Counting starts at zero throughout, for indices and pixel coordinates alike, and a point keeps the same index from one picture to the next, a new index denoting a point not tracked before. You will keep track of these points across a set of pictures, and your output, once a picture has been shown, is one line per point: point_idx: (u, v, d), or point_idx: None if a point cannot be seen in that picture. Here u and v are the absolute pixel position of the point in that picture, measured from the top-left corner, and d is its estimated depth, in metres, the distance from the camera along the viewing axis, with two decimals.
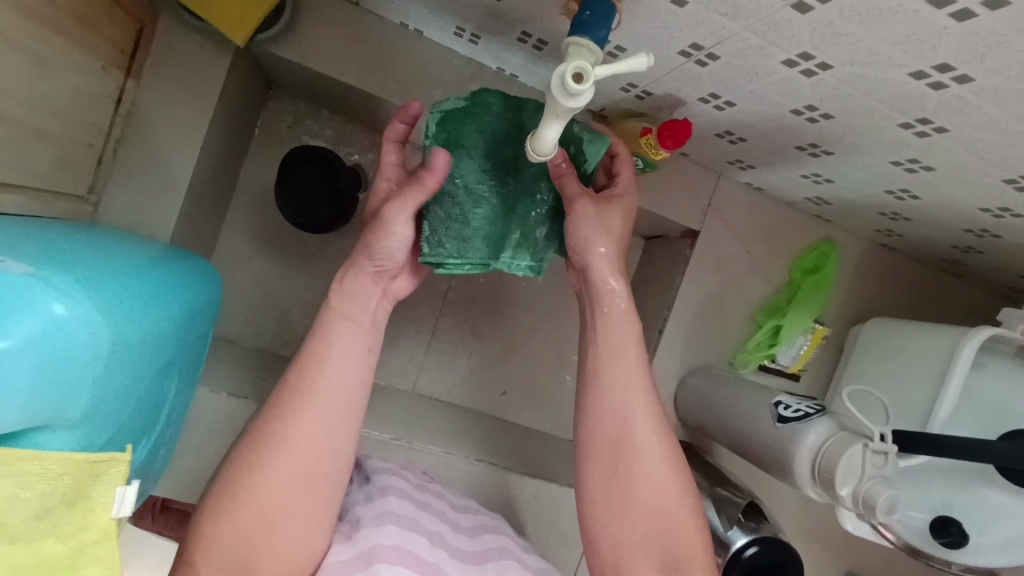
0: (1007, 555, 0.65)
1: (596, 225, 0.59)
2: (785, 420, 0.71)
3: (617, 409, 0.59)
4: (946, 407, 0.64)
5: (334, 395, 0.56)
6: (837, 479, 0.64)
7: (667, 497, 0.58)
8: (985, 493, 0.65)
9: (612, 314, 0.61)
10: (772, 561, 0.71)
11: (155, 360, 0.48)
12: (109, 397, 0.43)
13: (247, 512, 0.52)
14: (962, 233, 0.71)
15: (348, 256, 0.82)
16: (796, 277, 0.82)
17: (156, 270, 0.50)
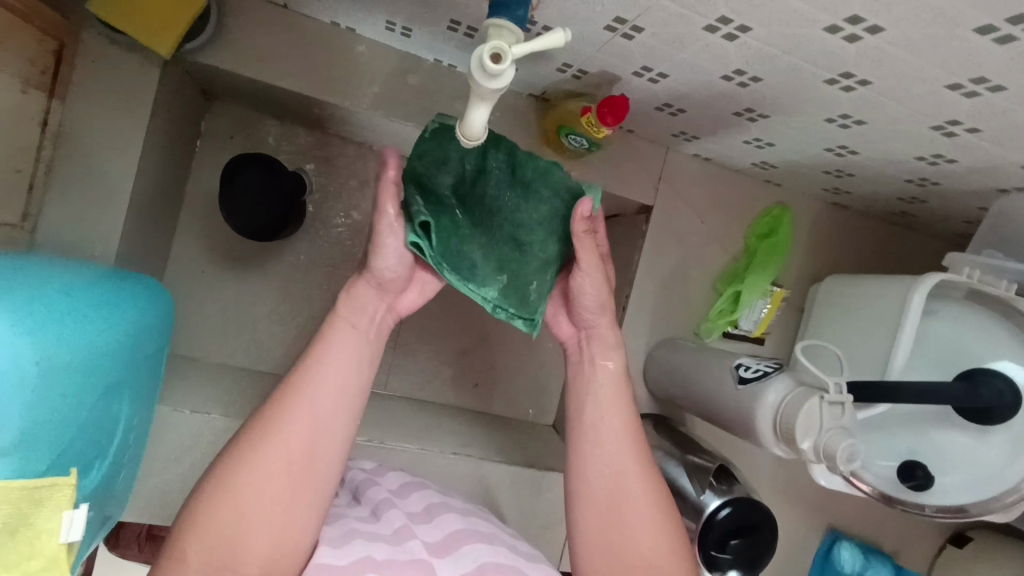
0: (972, 491, 0.78)
1: (602, 284, 0.62)
2: (746, 381, 0.73)
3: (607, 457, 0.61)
4: (901, 355, 0.78)
5: (331, 403, 0.58)
6: (797, 433, 0.64)
7: (636, 511, 0.60)
8: (947, 432, 0.78)
9: (597, 384, 0.64)
10: (746, 520, 0.71)
11: (86, 383, 0.54)
12: (46, 421, 0.50)
13: (241, 504, 0.54)
14: (915, 161, 0.72)
15: (305, 258, 0.95)
16: (753, 242, 0.97)
17: (87, 292, 0.58)
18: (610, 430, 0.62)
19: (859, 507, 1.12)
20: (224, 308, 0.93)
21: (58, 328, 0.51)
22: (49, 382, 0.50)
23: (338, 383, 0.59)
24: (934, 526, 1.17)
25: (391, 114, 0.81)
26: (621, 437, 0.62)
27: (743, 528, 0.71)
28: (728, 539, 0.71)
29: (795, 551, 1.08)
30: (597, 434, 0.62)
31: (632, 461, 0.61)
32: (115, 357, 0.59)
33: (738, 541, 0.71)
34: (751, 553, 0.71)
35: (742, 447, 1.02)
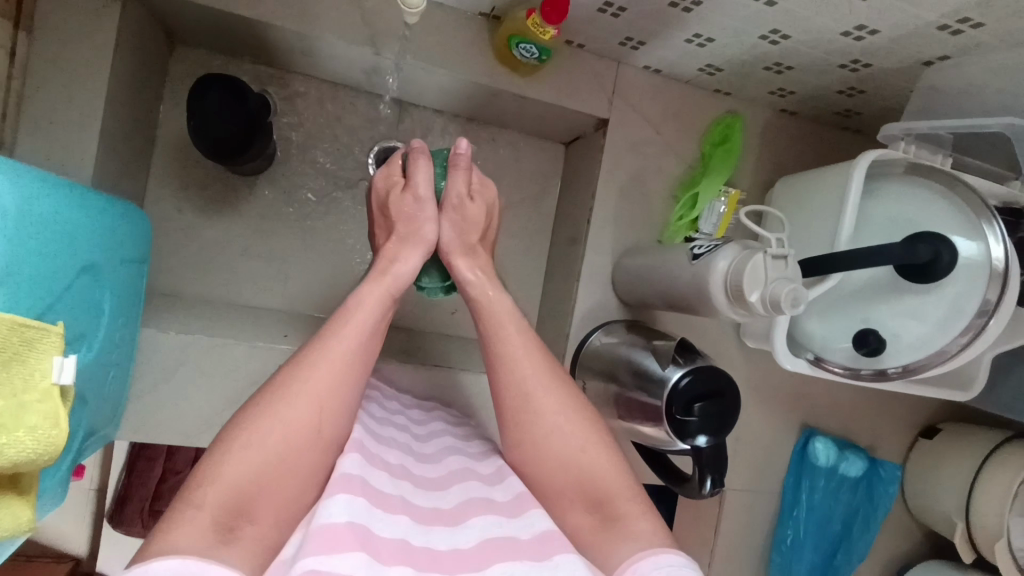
0: (918, 352, 0.83)
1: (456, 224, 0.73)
2: (699, 256, 0.78)
3: (529, 382, 0.65)
4: (847, 229, 0.83)
5: (348, 354, 0.59)
6: (745, 287, 0.69)
7: (588, 436, 0.63)
8: (900, 297, 0.83)
9: (500, 313, 0.69)
10: (704, 385, 0.77)
11: (72, 253, 0.57)
12: (41, 274, 0.52)
13: (264, 454, 0.52)
14: (841, 38, 0.76)
15: (276, 193, 0.99)
16: (708, 149, 1.02)
17: (72, 196, 0.57)
18: (511, 350, 0.66)
19: (830, 405, 1.17)
20: (203, 247, 0.96)
21: (35, 185, 0.51)
22: (29, 237, 0.50)
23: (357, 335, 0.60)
24: (906, 420, 1.22)
25: (345, 36, 0.85)
26: (525, 356, 0.66)
27: (706, 395, 0.77)
28: (692, 405, 0.77)
29: (771, 450, 1.13)
30: (500, 355, 0.67)
31: (538, 373, 0.66)
32: (87, 237, 0.60)
33: (703, 408, 0.76)
34: (715, 419, 0.77)
35: (711, 350, 1.06)
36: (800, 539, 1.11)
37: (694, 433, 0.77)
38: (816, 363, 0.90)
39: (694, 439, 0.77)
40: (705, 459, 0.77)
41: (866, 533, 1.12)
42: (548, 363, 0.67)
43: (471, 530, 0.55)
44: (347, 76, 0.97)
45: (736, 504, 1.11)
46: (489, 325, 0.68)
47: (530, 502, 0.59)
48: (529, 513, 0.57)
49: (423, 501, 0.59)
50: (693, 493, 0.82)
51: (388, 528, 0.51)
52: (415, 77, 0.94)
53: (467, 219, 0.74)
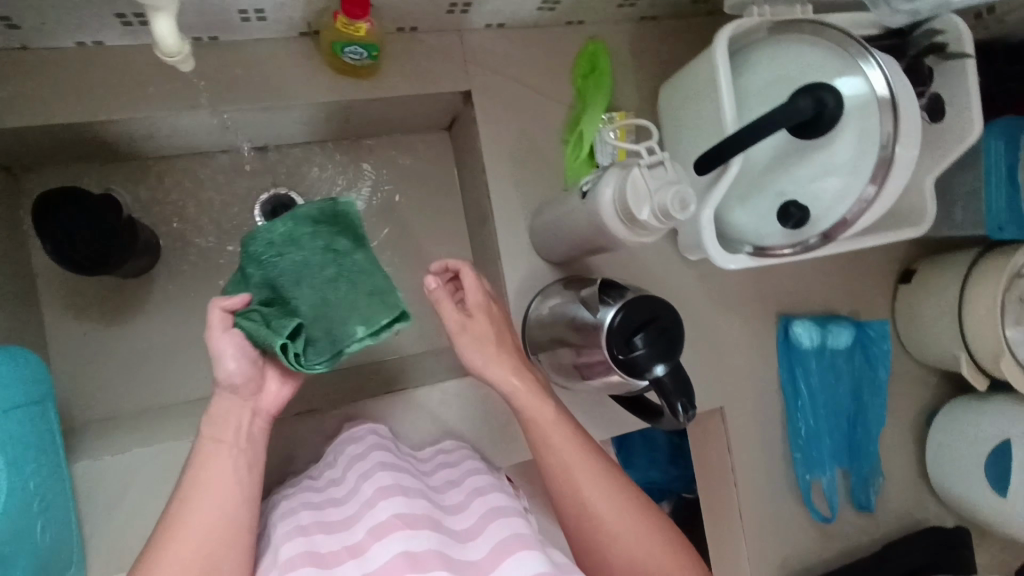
0: (834, 220, 0.82)
1: (475, 342, 0.77)
2: (587, 194, 0.74)
3: (556, 465, 0.72)
4: (729, 111, 0.80)
5: (206, 523, 0.59)
6: (632, 207, 0.65)
7: (607, 492, 0.70)
8: (804, 165, 0.80)
9: (540, 416, 0.75)
10: (641, 314, 0.75)
11: None
12: None
13: None
14: None
15: (176, 282, 0.96)
16: (580, 82, 0.98)
17: None
18: (551, 444, 0.73)
19: (798, 286, 1.13)
20: (124, 358, 0.94)
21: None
22: None
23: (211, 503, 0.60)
24: (880, 273, 1.19)
25: (175, 105, 0.82)
26: (564, 437, 0.73)
27: (646, 324, 0.74)
28: (632, 339, 0.74)
29: (756, 350, 1.10)
30: (541, 452, 0.74)
31: (572, 454, 0.72)
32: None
33: (648, 337, 0.74)
34: (664, 342, 0.74)
35: (657, 275, 1.04)
36: (814, 428, 1.07)
37: (650, 365, 0.73)
38: (757, 252, 0.87)
39: (652, 371, 0.73)
40: (671, 386, 0.74)
41: (877, 398, 1.10)
42: (573, 441, 0.73)
43: None
44: (201, 142, 0.94)
45: (740, 414, 1.08)
46: (534, 434, 0.74)
47: (512, 545, 0.57)
48: (516, 560, 0.55)
49: (388, 551, 0.55)
50: (673, 423, 0.79)
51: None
52: (264, 120, 0.90)
53: (480, 334, 0.77)
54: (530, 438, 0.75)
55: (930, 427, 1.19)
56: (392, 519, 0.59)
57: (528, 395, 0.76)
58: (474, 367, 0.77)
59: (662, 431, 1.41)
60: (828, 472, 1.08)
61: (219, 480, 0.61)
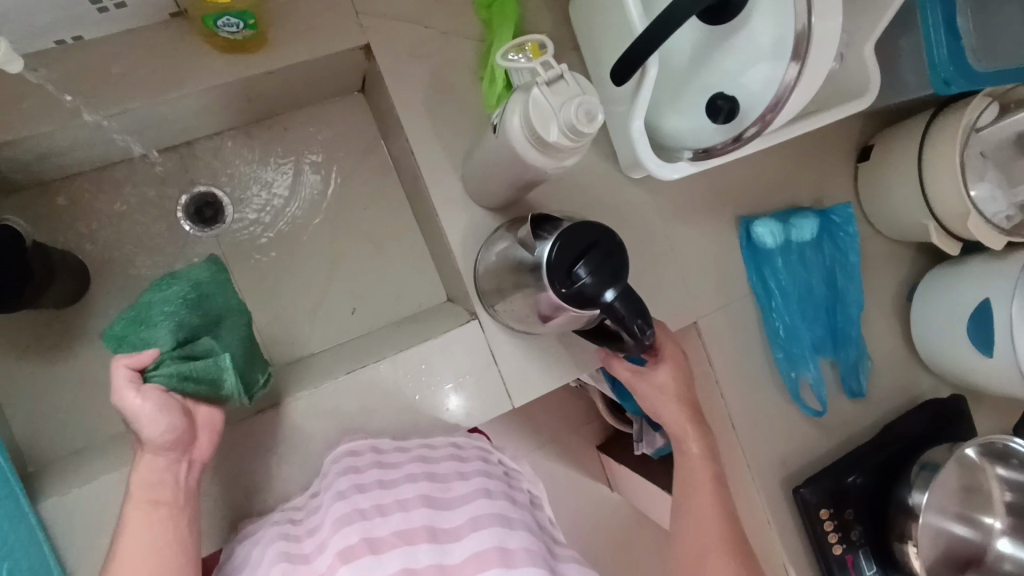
0: (763, 106, 0.75)
1: (662, 397, 0.89)
2: (497, 126, 0.70)
3: (696, 476, 0.87)
4: (634, 11, 0.75)
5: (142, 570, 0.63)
6: (538, 129, 0.61)
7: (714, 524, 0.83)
8: (724, 52, 0.76)
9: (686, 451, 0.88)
10: (581, 241, 0.72)
11: None
12: None
13: None
14: None
15: (113, 303, 0.93)
16: (484, 14, 0.92)
17: None
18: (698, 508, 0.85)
19: (755, 184, 1.09)
20: (79, 389, 0.91)
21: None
22: None
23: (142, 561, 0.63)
24: (837, 154, 1.14)
25: (52, 118, 0.76)
26: (702, 473, 0.86)
27: (594, 253, 0.71)
28: (575, 268, 0.71)
29: (722, 258, 1.07)
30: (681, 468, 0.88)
31: (706, 482, 0.86)
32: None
33: (598, 267, 0.71)
34: (613, 270, 0.71)
35: (604, 200, 1.00)
36: (791, 326, 1.06)
37: (605, 294, 0.71)
38: (699, 156, 0.82)
39: (602, 298, 0.71)
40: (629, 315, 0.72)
41: (851, 281, 1.08)
42: (712, 501, 0.85)
43: None
44: (103, 153, 0.89)
45: (715, 325, 1.06)
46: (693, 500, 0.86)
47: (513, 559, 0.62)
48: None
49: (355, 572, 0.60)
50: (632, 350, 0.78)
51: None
52: (160, 117, 0.85)
53: (662, 386, 0.89)
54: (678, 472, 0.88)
55: (912, 302, 1.17)
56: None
57: (697, 457, 0.87)
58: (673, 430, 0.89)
59: None
60: (811, 366, 1.07)
61: (149, 542, 0.64)
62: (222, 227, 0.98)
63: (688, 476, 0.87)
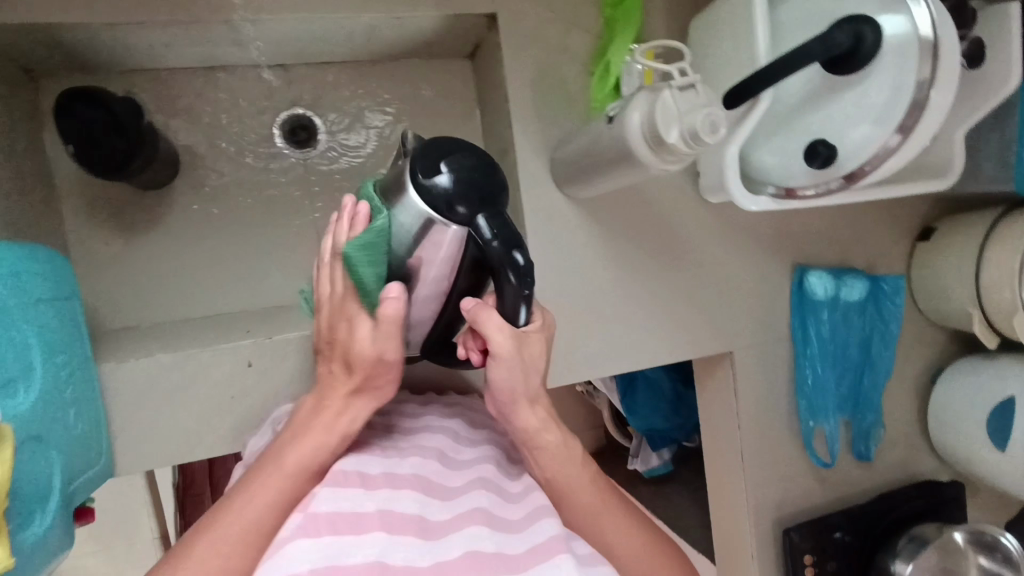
0: (856, 159, 0.79)
1: (518, 370, 0.63)
2: (614, 118, 0.74)
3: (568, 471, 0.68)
4: (762, 41, 0.77)
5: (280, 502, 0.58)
6: (661, 128, 0.64)
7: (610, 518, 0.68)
8: (833, 102, 0.79)
9: (552, 446, 0.67)
10: (450, 155, 0.60)
11: None
12: None
13: None
14: None
15: (192, 199, 0.96)
16: (609, 13, 0.95)
17: None
18: (582, 500, 0.67)
19: (818, 236, 1.12)
20: (143, 273, 0.94)
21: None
22: None
23: (277, 486, 0.58)
24: (900, 228, 1.17)
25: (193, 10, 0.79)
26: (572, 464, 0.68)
27: (468, 164, 0.60)
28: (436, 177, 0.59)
29: (769, 298, 1.10)
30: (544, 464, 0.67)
31: (579, 471, 0.68)
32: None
33: (462, 172, 0.59)
34: (479, 182, 0.59)
35: (674, 216, 1.03)
36: (820, 375, 1.09)
37: (461, 210, 0.59)
38: (781, 193, 0.87)
39: (474, 222, 0.59)
40: (491, 245, 0.58)
41: (886, 350, 1.11)
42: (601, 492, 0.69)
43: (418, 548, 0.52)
44: (222, 55, 0.92)
45: (748, 360, 1.09)
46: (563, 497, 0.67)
47: (534, 515, 0.61)
48: (552, 566, 0.54)
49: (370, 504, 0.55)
50: (513, 322, 0.62)
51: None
52: (287, 35, 0.88)
53: (530, 363, 0.65)
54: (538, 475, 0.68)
55: (935, 386, 1.19)
56: (415, 514, 0.56)
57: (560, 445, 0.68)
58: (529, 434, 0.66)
59: (667, 380, 1.42)
60: (830, 419, 1.10)
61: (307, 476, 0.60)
62: (309, 153, 1.02)
63: (557, 475, 0.67)
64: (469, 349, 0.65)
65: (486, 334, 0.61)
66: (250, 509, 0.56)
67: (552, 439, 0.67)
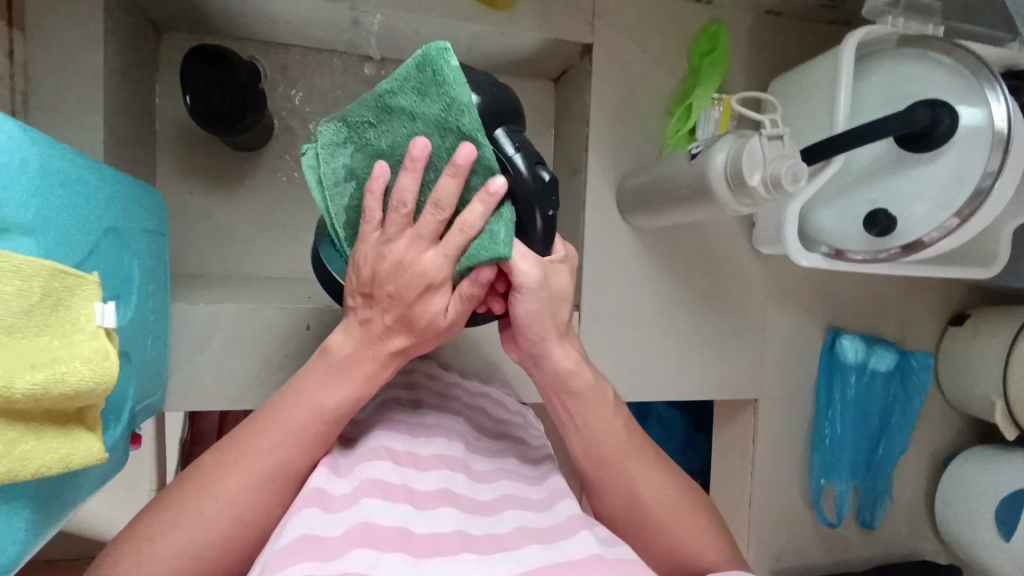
0: (914, 229, 0.83)
1: (543, 294, 0.57)
2: (697, 155, 0.79)
3: (607, 429, 0.64)
4: (842, 109, 0.82)
5: (288, 437, 0.56)
6: (745, 169, 0.69)
7: (652, 477, 0.64)
8: (903, 175, 0.82)
9: (585, 405, 0.64)
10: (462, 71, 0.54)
11: (105, 220, 0.60)
12: (85, 231, 0.56)
13: (170, 546, 0.52)
14: None
15: (276, 165, 1.01)
16: (696, 61, 1.01)
17: (107, 173, 0.61)
18: (623, 464, 0.64)
19: (855, 303, 1.15)
20: (220, 226, 0.99)
21: (63, 144, 0.53)
22: (76, 198, 0.55)
23: (304, 423, 0.57)
24: (934, 309, 1.20)
25: None
26: (611, 426, 0.64)
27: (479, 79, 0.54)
28: None
29: (800, 353, 1.13)
30: (580, 424, 0.64)
31: (617, 431, 0.65)
32: (117, 197, 0.63)
33: (464, 84, 0.52)
34: (487, 95, 0.53)
35: (723, 259, 1.07)
36: (838, 436, 1.11)
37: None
38: (833, 253, 0.91)
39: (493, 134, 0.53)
40: (517, 160, 0.53)
41: (905, 423, 1.13)
42: (639, 456, 0.65)
43: (442, 519, 0.52)
44: (331, 39, 0.98)
45: (770, 409, 1.12)
46: (602, 460, 0.64)
47: (559, 496, 0.60)
48: (574, 540, 0.52)
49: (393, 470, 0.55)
50: (540, 249, 0.57)
51: (365, 564, 0.45)
52: (396, 30, 0.94)
53: (555, 292, 0.59)
54: (574, 441, 0.65)
55: (946, 468, 1.21)
56: (443, 491, 0.55)
57: (599, 397, 0.64)
58: (563, 378, 0.63)
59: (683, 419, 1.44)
60: (843, 479, 1.11)
61: (312, 417, 0.57)
62: None
63: (592, 436, 0.64)
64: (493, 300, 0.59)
65: (508, 266, 0.54)
66: (276, 441, 0.56)
67: (587, 384, 0.63)
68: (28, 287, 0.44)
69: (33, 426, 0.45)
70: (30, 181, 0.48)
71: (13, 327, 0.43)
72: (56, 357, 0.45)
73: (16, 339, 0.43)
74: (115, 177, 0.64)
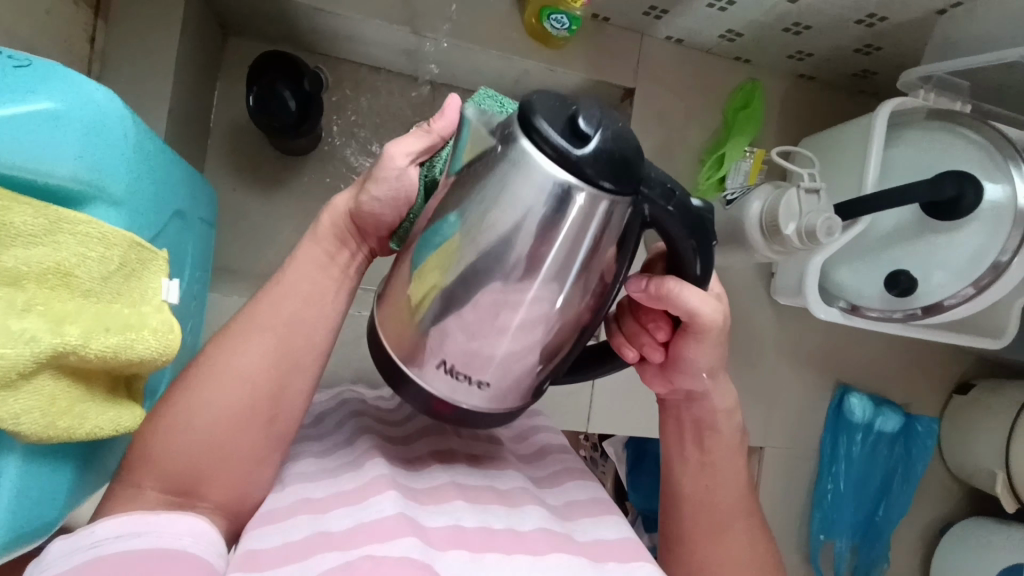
0: (933, 293, 0.86)
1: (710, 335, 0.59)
2: (732, 201, 0.83)
3: (727, 482, 0.68)
4: (871, 173, 0.86)
5: (291, 311, 0.55)
6: (781, 220, 0.73)
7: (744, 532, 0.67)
8: (930, 242, 0.85)
9: (715, 448, 0.68)
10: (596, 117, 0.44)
11: (173, 204, 0.64)
12: (155, 211, 0.59)
13: (189, 438, 0.52)
14: (855, 24, 0.90)
15: (319, 172, 1.04)
16: (730, 114, 1.05)
17: (178, 160, 0.65)
18: (725, 509, 0.67)
19: (865, 362, 1.18)
20: (260, 224, 1.01)
21: (149, 129, 0.57)
22: (152, 179, 0.58)
23: (310, 301, 0.56)
24: (939, 377, 1.23)
25: (386, 16, 0.89)
26: (728, 479, 0.68)
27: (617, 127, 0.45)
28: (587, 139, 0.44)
29: (808, 406, 1.15)
30: (701, 469, 0.68)
31: (727, 482, 0.68)
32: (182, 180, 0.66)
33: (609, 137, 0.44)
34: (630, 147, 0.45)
35: (742, 306, 1.10)
36: (841, 493, 1.12)
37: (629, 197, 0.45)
38: (850, 309, 0.94)
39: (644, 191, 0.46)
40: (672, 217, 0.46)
41: (907, 488, 1.13)
42: (745, 513, 0.68)
43: (496, 516, 0.54)
44: (387, 59, 1.03)
45: (776, 460, 1.13)
46: (712, 505, 0.67)
47: (603, 507, 0.60)
48: (628, 567, 0.52)
49: (436, 479, 0.57)
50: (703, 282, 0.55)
51: (426, 555, 0.47)
52: (450, 56, 0.99)
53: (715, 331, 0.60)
54: (688, 484, 0.68)
55: (943, 537, 1.21)
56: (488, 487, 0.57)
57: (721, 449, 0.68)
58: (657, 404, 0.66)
59: None
60: (842, 537, 1.13)
61: (305, 287, 0.56)
62: None
63: (710, 482, 0.67)
64: (654, 345, 0.61)
65: (689, 308, 0.54)
66: (284, 313, 0.55)
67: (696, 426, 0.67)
68: (109, 255, 0.48)
69: (93, 387, 0.49)
70: (119, 157, 0.52)
71: (90, 290, 0.47)
72: (125, 324, 0.48)
73: (92, 302, 0.47)
74: (183, 165, 0.67)
